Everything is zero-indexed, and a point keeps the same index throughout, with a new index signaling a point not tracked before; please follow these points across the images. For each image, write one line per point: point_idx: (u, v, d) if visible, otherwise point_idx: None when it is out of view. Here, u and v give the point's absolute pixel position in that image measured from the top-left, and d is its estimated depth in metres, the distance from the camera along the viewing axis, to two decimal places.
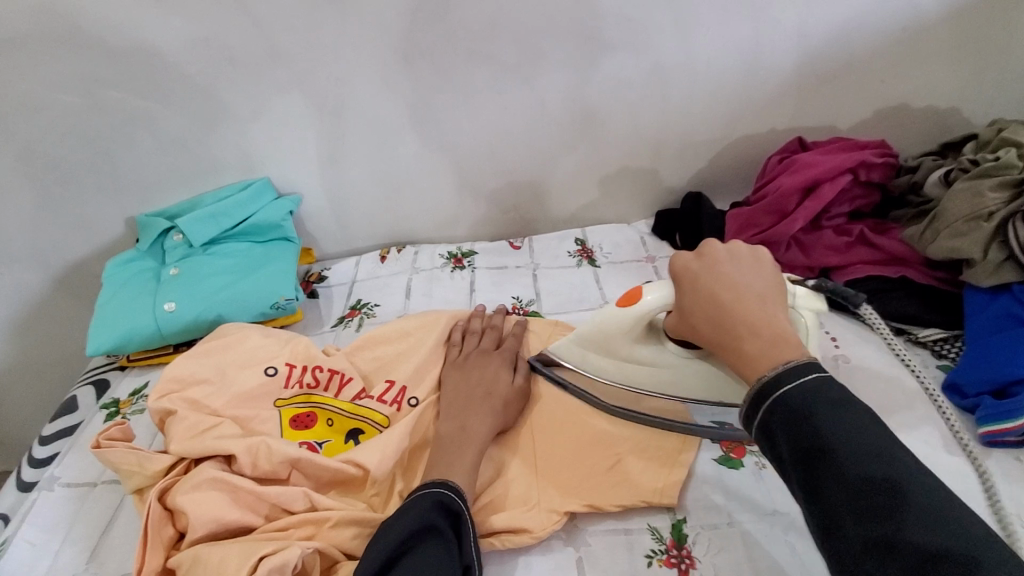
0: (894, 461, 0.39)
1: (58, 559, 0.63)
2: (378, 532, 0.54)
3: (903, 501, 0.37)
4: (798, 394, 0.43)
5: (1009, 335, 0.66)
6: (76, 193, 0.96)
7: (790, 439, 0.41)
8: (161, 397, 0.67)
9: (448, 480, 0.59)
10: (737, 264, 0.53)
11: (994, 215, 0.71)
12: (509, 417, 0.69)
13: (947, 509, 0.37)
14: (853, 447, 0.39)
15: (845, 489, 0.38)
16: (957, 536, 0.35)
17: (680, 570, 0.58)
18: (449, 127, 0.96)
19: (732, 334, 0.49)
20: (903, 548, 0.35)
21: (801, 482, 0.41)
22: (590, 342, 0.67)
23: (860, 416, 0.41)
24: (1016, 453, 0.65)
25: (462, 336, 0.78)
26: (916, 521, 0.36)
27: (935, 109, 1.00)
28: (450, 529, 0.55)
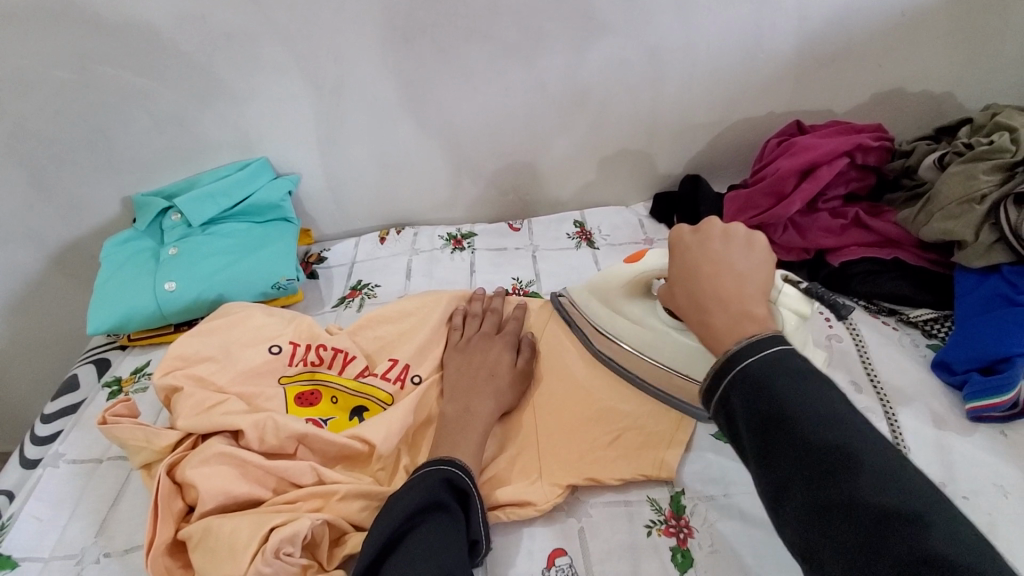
0: (846, 426, 0.39)
1: (66, 533, 0.63)
2: (382, 509, 0.56)
3: (856, 465, 0.37)
4: (754, 366, 0.43)
5: (1000, 313, 0.68)
6: (71, 171, 0.95)
7: (747, 409, 0.42)
8: (166, 373, 0.67)
9: (455, 458, 0.60)
10: (726, 242, 0.53)
11: (987, 197, 0.72)
12: (512, 396, 0.70)
13: (898, 473, 0.37)
14: (806, 415, 0.40)
15: (798, 454, 0.39)
16: (905, 496, 0.35)
17: (679, 539, 0.60)
18: (449, 107, 0.95)
19: (702, 308, 0.50)
20: (853, 508, 0.36)
21: (756, 451, 0.41)
22: (596, 292, 0.73)
23: (817, 385, 0.42)
24: (1001, 427, 0.67)
25: (463, 320, 0.78)
26: (866, 483, 0.36)
27: (930, 94, 1.01)
28: (456, 505, 0.56)
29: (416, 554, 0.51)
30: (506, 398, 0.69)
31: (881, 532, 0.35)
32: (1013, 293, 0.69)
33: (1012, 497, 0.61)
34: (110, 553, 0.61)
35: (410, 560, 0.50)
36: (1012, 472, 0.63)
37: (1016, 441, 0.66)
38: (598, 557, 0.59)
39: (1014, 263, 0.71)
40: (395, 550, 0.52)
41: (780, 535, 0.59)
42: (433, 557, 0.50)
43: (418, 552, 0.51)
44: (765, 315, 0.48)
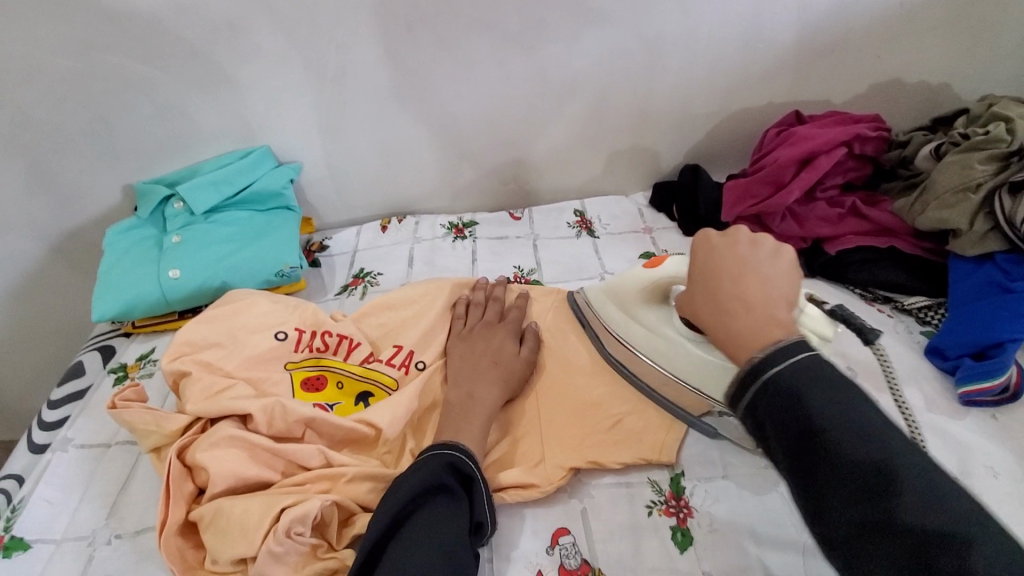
0: (882, 440, 0.40)
1: (78, 515, 0.64)
2: (388, 490, 0.57)
3: (895, 483, 0.38)
4: (787, 375, 0.44)
5: (993, 301, 0.70)
6: (73, 159, 0.95)
7: (780, 422, 0.42)
8: (174, 359, 0.68)
9: (457, 443, 0.61)
10: (753, 248, 0.54)
11: (982, 186, 0.73)
12: (515, 384, 0.71)
13: (940, 490, 0.37)
14: (845, 429, 0.40)
15: (837, 471, 0.39)
16: (950, 517, 0.36)
17: (678, 519, 0.61)
18: (450, 96, 0.96)
19: (725, 310, 0.51)
20: (894, 528, 0.37)
21: (792, 466, 0.42)
22: (612, 295, 0.74)
23: (852, 396, 0.42)
24: (992, 412, 0.69)
25: (466, 309, 0.79)
26: (910, 503, 0.37)
27: (926, 85, 1.03)
28: (460, 488, 0.58)
29: (419, 536, 0.52)
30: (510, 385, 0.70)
31: (927, 553, 0.35)
32: (1007, 281, 0.70)
33: (1001, 478, 0.63)
34: (122, 534, 0.62)
35: (412, 541, 0.52)
36: (1001, 453, 0.65)
37: (1006, 425, 0.68)
38: (600, 536, 0.61)
39: (1007, 251, 0.72)
40: (399, 530, 0.53)
41: (776, 514, 0.61)
42: (431, 537, 0.52)
43: (422, 534, 0.52)
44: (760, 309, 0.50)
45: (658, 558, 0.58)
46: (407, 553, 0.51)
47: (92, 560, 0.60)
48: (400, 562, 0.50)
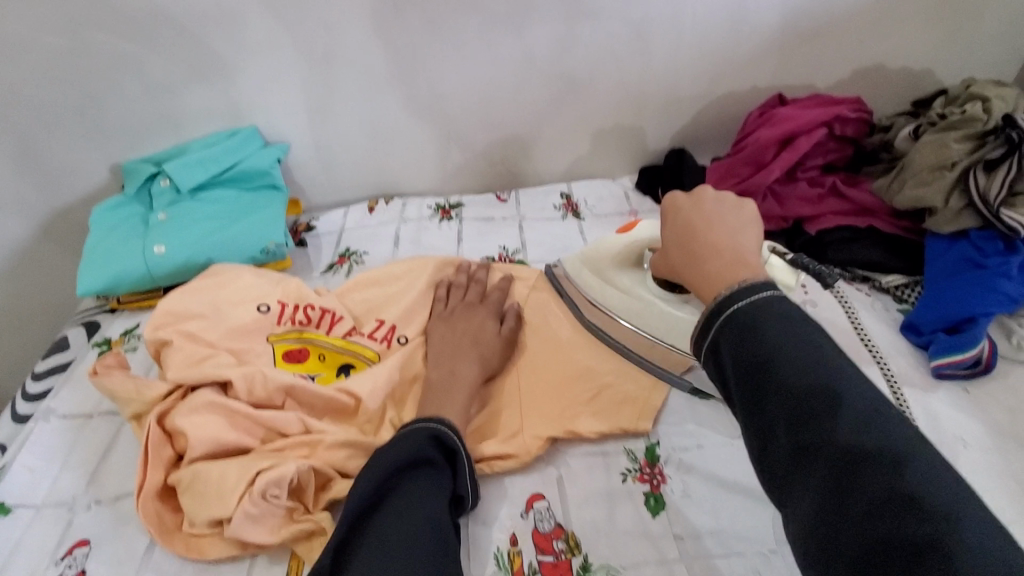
0: (834, 369, 0.39)
1: (59, 481, 0.65)
2: (366, 464, 0.56)
3: (839, 407, 0.37)
4: (747, 310, 0.44)
5: (968, 276, 0.71)
6: (60, 137, 0.95)
7: (733, 354, 0.43)
8: (157, 328, 0.68)
9: (443, 419, 0.61)
10: (719, 204, 0.56)
11: (958, 165, 0.75)
12: (495, 362, 0.71)
13: (881, 417, 0.37)
14: (794, 357, 0.40)
15: (783, 395, 0.39)
16: (887, 438, 0.36)
17: (652, 485, 0.62)
18: (438, 78, 0.96)
19: (699, 257, 0.52)
20: (830, 449, 0.36)
21: (741, 395, 0.42)
22: (589, 263, 0.76)
23: (808, 330, 0.42)
24: (964, 385, 0.71)
25: (447, 291, 0.78)
26: (848, 425, 0.37)
27: (909, 71, 1.04)
28: (442, 461, 0.57)
29: (399, 511, 0.51)
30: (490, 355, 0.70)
31: (859, 472, 0.35)
32: (980, 257, 0.72)
33: (971, 448, 0.65)
34: (102, 500, 0.62)
35: (397, 511, 0.51)
36: (971, 424, 0.67)
37: (976, 397, 0.69)
38: (576, 502, 0.61)
39: (981, 228, 0.74)
40: (385, 501, 0.53)
41: (749, 481, 0.62)
42: (416, 512, 0.51)
43: (405, 505, 0.52)
44: (748, 257, 0.50)
45: (631, 523, 0.59)
46: (394, 520, 0.50)
47: (71, 525, 0.61)
48: (389, 528, 0.49)
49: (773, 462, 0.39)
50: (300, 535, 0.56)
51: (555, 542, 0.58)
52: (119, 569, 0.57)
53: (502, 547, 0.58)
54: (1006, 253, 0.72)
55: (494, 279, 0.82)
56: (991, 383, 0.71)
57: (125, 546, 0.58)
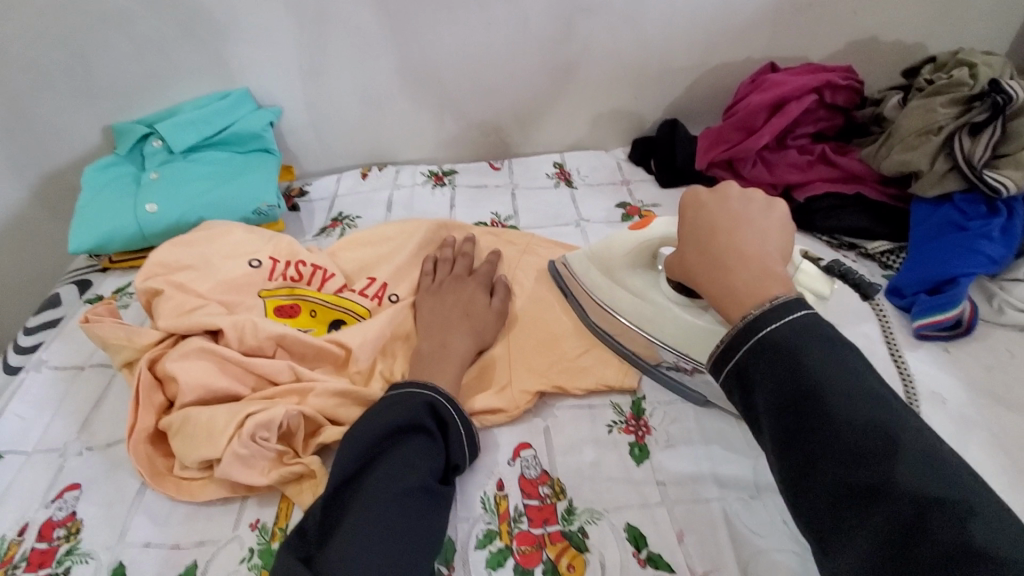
0: (881, 403, 0.40)
1: (50, 429, 0.65)
2: (348, 434, 0.55)
3: (894, 446, 0.38)
4: (782, 332, 0.44)
5: (950, 239, 0.73)
6: (49, 96, 0.94)
7: (772, 382, 0.43)
8: (147, 278, 0.69)
9: (435, 385, 0.60)
10: (743, 203, 0.56)
11: (944, 129, 0.76)
12: (486, 336, 0.70)
13: (938, 457, 0.37)
14: (839, 389, 0.41)
15: (831, 431, 0.40)
16: (945, 481, 0.36)
17: (637, 436, 0.63)
18: (432, 42, 0.96)
19: (721, 263, 0.52)
20: (887, 491, 0.37)
21: (782, 425, 0.42)
22: (598, 262, 0.73)
23: (850, 359, 0.43)
24: (945, 345, 0.72)
25: (434, 266, 0.77)
26: (906, 467, 0.37)
27: (900, 44, 1.05)
28: (437, 430, 0.57)
29: (377, 491, 0.50)
30: (482, 312, 0.71)
31: (925, 519, 0.35)
32: (963, 220, 0.73)
33: (949, 404, 0.66)
34: (93, 446, 0.63)
35: (387, 475, 0.51)
36: (949, 382, 0.69)
37: (955, 356, 0.71)
38: (561, 450, 0.62)
39: (965, 192, 0.75)
40: (379, 459, 0.53)
41: (731, 431, 0.63)
42: (383, 495, 0.50)
43: (385, 494, 0.50)
44: (775, 270, 0.50)
45: (615, 470, 0.60)
46: (382, 487, 0.51)
47: (63, 469, 0.61)
48: (376, 495, 0.50)
49: (820, 502, 0.40)
50: (288, 478, 0.57)
51: (540, 487, 0.59)
52: (110, 510, 0.57)
53: (489, 492, 0.59)
54: (988, 216, 0.73)
55: (484, 247, 0.83)
56: (970, 344, 0.72)
57: (116, 489, 0.59)
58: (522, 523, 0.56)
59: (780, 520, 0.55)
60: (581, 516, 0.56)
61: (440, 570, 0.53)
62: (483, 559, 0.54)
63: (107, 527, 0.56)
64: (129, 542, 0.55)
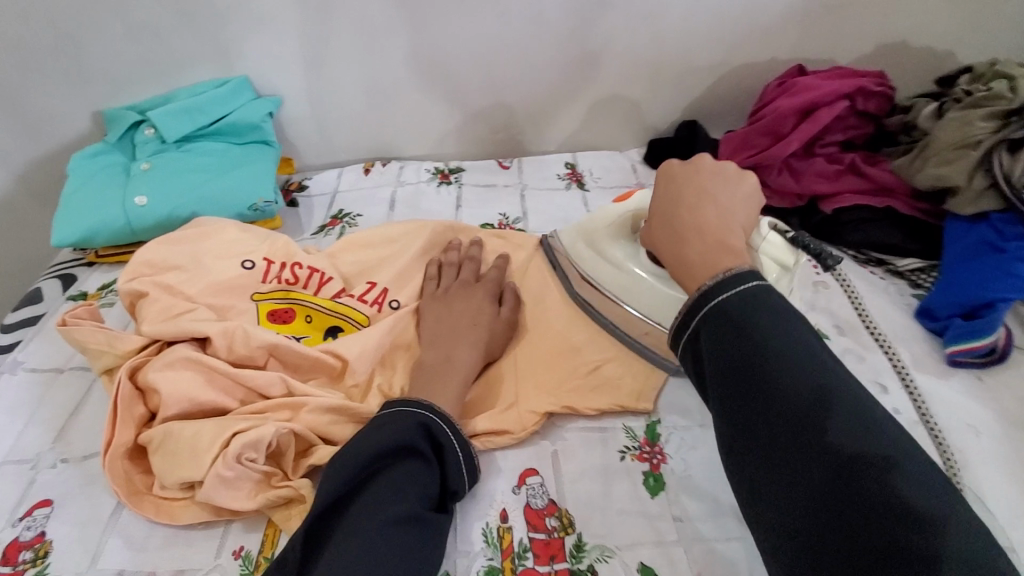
0: (821, 367, 0.40)
1: (23, 437, 0.61)
2: (337, 453, 0.51)
3: (829, 407, 0.38)
4: (732, 301, 0.44)
5: (987, 260, 0.68)
6: (37, 79, 0.89)
7: (718, 349, 0.43)
8: (132, 278, 0.64)
9: (434, 404, 0.55)
10: (716, 176, 0.54)
11: (982, 143, 0.71)
12: (494, 345, 0.66)
13: (872, 416, 0.37)
14: (783, 355, 0.41)
15: (771, 394, 0.40)
16: (877, 439, 0.36)
17: (651, 464, 0.59)
18: (442, 33, 0.91)
19: (678, 233, 0.51)
20: (819, 450, 0.37)
21: (725, 391, 0.42)
22: (581, 233, 0.72)
23: (796, 326, 0.43)
24: (978, 373, 0.68)
25: (438, 270, 0.73)
26: (840, 427, 0.37)
27: (934, 50, 0.99)
28: (433, 455, 0.52)
29: (368, 512, 0.47)
30: (489, 324, 0.66)
31: (854, 478, 0.35)
32: (999, 240, 0.69)
33: (983, 437, 0.62)
34: (68, 459, 0.59)
35: (376, 502, 0.48)
36: (985, 413, 0.64)
37: (989, 386, 0.67)
38: (570, 478, 0.58)
39: (1003, 211, 0.71)
40: (368, 483, 0.49)
41: None
42: (378, 512, 0.47)
43: (372, 513, 0.47)
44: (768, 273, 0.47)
45: (628, 501, 0.56)
46: (369, 515, 0.47)
47: (33, 483, 0.57)
48: (363, 524, 0.46)
49: (755, 462, 0.40)
50: (277, 502, 0.53)
51: (547, 519, 0.55)
52: (82, 531, 0.53)
53: (491, 523, 0.55)
54: None
55: (491, 252, 0.78)
56: (1006, 373, 0.68)
57: (89, 508, 0.55)
58: (526, 559, 0.52)
59: None
60: (591, 553, 0.52)
61: None
62: None
63: (78, 551, 0.52)
64: (102, 568, 0.51)
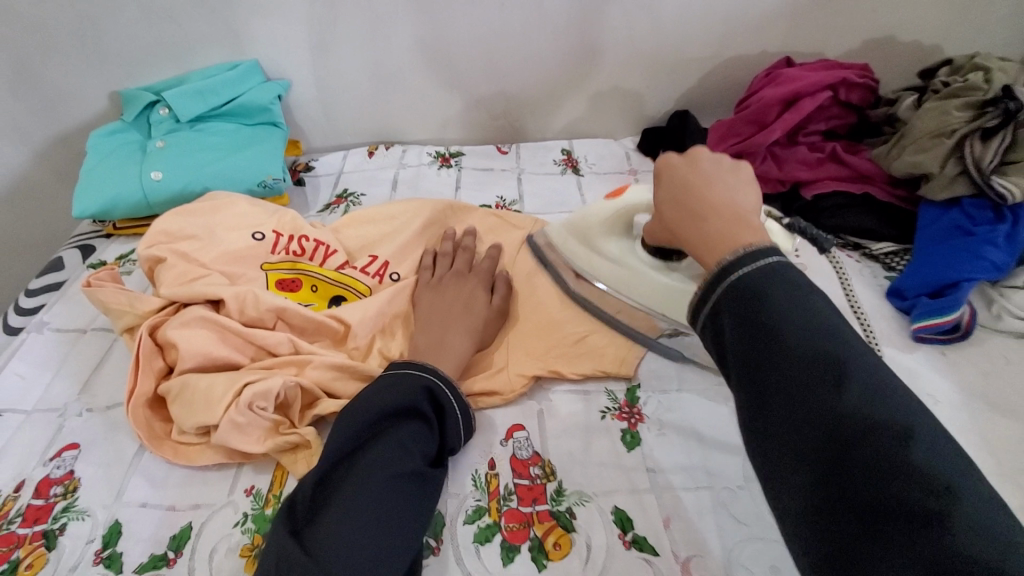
0: (839, 338, 0.38)
1: (50, 389, 0.66)
2: (345, 408, 0.55)
3: (846, 378, 0.36)
4: (750, 274, 0.42)
5: (957, 243, 0.72)
6: (57, 59, 0.93)
7: (735, 321, 0.41)
8: (150, 245, 0.69)
9: (433, 367, 0.60)
10: (717, 163, 0.52)
11: (957, 132, 0.75)
12: (487, 332, 0.69)
13: (889, 388, 0.36)
14: (798, 324, 0.39)
15: (788, 366, 0.38)
16: (895, 411, 0.34)
17: (630, 423, 0.64)
18: (444, 21, 0.95)
19: (695, 215, 0.49)
20: (835, 421, 0.35)
21: (742, 364, 0.40)
22: (574, 230, 0.73)
23: (813, 298, 0.40)
24: (941, 348, 0.72)
25: (433, 259, 0.76)
26: (854, 397, 0.35)
27: (920, 45, 1.03)
28: (433, 416, 0.57)
29: (374, 468, 0.50)
30: (480, 309, 0.69)
31: (869, 447, 0.34)
32: (970, 225, 0.73)
33: (941, 405, 0.67)
34: (92, 408, 0.64)
35: (380, 458, 0.51)
36: (945, 384, 0.69)
37: (951, 359, 0.71)
38: (554, 434, 0.63)
39: (973, 198, 0.74)
40: (372, 441, 0.52)
41: (724, 423, 0.63)
42: (383, 470, 0.50)
43: (379, 467, 0.50)
44: None
45: (607, 455, 0.61)
46: (376, 468, 0.50)
47: (62, 429, 0.62)
48: (370, 481, 0.49)
49: (774, 438, 0.38)
50: (284, 448, 0.58)
51: (531, 468, 0.60)
52: (107, 469, 0.58)
53: (480, 470, 0.59)
54: (995, 222, 0.73)
55: (486, 230, 0.83)
56: (967, 348, 0.72)
57: (114, 450, 0.60)
58: (511, 501, 0.57)
59: (766, 511, 0.56)
60: (570, 498, 0.57)
61: (429, 542, 0.54)
62: (471, 534, 0.55)
63: (104, 487, 0.57)
64: (126, 501, 0.56)
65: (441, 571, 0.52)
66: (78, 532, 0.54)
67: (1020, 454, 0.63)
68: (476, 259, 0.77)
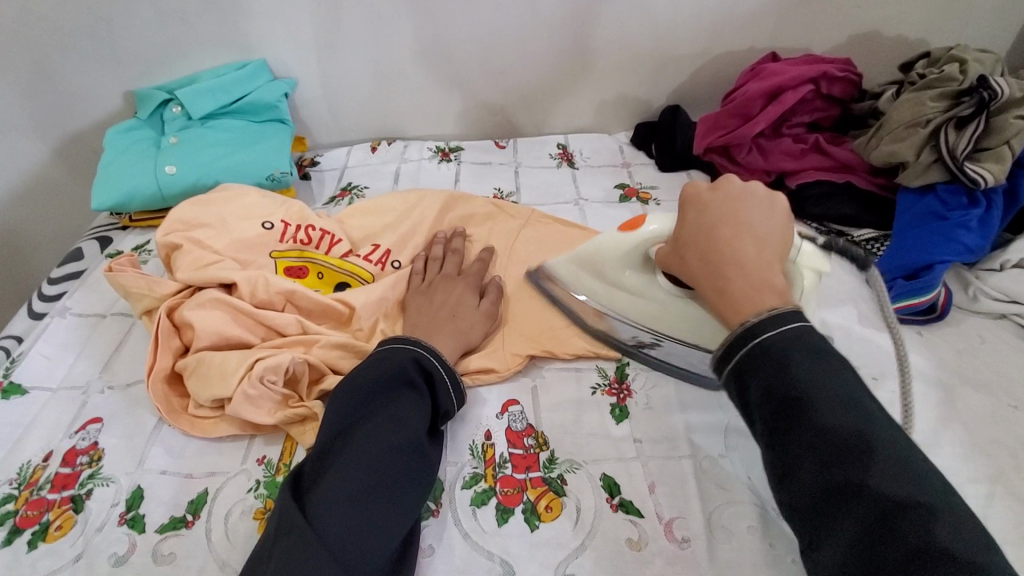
0: (863, 412, 0.40)
1: (73, 368, 0.70)
2: (342, 381, 0.58)
3: (874, 455, 0.38)
4: (775, 340, 0.43)
5: (932, 227, 0.76)
6: (76, 60, 0.98)
7: (764, 388, 0.42)
8: (167, 233, 0.73)
9: (422, 341, 0.63)
10: (746, 199, 0.53)
11: (931, 122, 0.78)
12: (473, 335, 0.68)
13: (912, 464, 0.39)
14: (828, 400, 0.40)
15: (816, 440, 0.40)
16: (921, 488, 0.37)
17: (619, 398, 0.67)
18: (443, 20, 0.98)
19: (720, 269, 0.50)
20: (863, 496, 0.38)
21: (771, 432, 0.42)
22: (583, 263, 0.70)
23: (837, 367, 0.43)
24: (918, 328, 0.76)
25: (424, 263, 0.77)
26: (883, 471, 0.38)
27: (904, 40, 1.06)
28: (422, 382, 0.60)
29: (371, 446, 0.52)
30: (469, 312, 0.69)
31: (897, 524, 0.36)
32: (943, 210, 0.77)
33: (918, 380, 0.70)
34: (113, 385, 0.68)
35: (375, 433, 0.53)
36: (922, 362, 0.72)
37: (928, 339, 0.75)
38: (547, 407, 0.67)
39: (948, 183, 0.78)
40: (366, 417, 0.55)
41: (708, 398, 0.67)
42: (376, 446, 0.52)
43: (376, 444, 0.52)
44: (774, 280, 0.49)
45: (596, 427, 0.64)
46: (373, 442, 0.52)
47: (86, 405, 0.66)
48: (365, 452, 0.51)
49: (804, 506, 0.40)
50: (294, 419, 0.62)
51: (525, 438, 0.63)
52: (129, 440, 0.62)
53: (477, 440, 0.63)
54: (968, 207, 0.76)
55: (484, 221, 0.87)
56: (943, 329, 0.76)
57: (134, 423, 0.64)
58: (506, 468, 0.61)
59: (745, 476, 0.60)
60: (561, 465, 0.61)
61: (429, 505, 0.58)
62: (468, 497, 0.59)
63: (126, 456, 0.61)
64: (148, 468, 0.60)
65: (442, 532, 0.56)
66: (104, 496, 0.58)
67: (992, 425, 0.65)
68: (467, 262, 0.79)
